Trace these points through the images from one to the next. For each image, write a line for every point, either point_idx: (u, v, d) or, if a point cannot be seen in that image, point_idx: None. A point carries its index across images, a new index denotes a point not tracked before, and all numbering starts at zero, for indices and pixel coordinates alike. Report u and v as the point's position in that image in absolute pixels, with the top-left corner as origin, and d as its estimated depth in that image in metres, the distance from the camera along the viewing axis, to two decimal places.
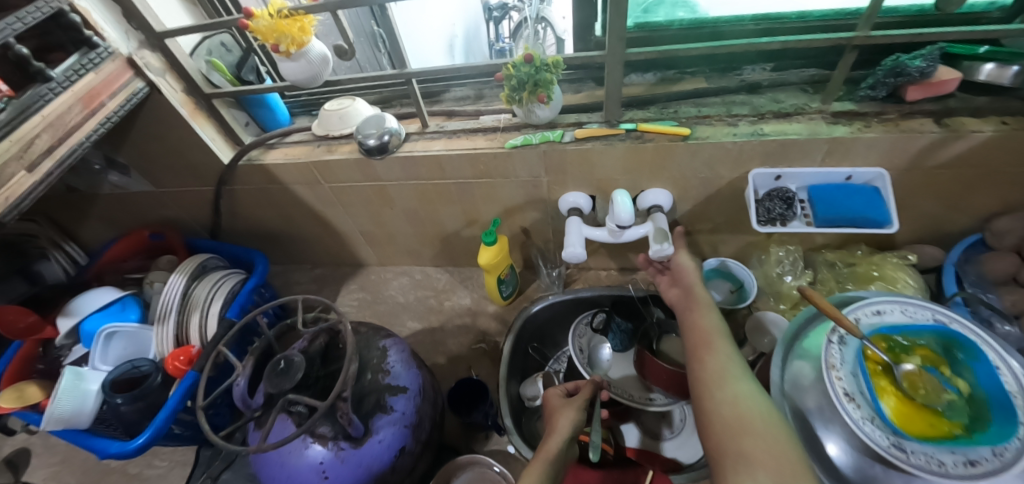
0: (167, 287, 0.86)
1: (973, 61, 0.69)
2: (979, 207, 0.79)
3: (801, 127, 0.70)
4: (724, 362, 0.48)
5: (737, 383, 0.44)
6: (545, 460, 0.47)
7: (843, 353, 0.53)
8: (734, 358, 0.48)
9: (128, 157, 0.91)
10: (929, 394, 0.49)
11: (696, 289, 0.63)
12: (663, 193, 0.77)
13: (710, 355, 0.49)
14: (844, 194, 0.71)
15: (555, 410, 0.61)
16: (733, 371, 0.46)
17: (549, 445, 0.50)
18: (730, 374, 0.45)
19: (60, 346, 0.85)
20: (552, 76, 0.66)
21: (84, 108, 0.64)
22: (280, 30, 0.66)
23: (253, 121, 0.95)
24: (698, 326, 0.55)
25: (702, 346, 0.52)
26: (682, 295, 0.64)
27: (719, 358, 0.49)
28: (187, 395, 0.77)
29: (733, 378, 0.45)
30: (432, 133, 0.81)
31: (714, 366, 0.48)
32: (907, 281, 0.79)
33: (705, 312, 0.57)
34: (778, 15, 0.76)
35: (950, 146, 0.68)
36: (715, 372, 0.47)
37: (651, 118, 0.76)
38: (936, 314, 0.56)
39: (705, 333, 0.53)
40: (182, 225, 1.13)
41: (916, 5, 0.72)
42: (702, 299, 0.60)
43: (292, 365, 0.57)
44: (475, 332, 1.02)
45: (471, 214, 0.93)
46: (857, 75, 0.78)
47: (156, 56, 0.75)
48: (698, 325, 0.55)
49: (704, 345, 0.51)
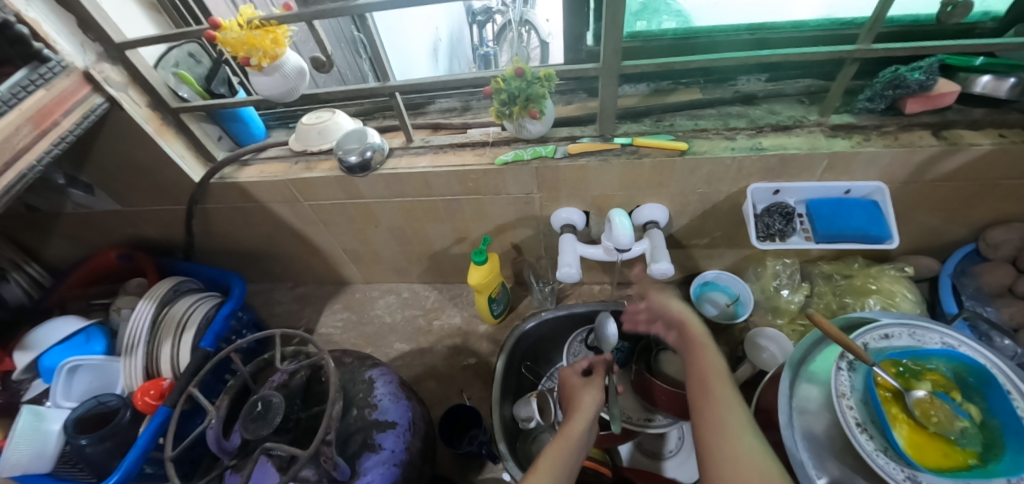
0: (134, 315, 0.81)
1: (971, 73, 0.68)
2: (975, 218, 0.78)
3: (799, 141, 0.68)
4: (729, 415, 0.45)
5: (742, 441, 0.41)
6: (568, 441, 0.51)
7: (852, 380, 0.51)
8: (739, 410, 0.45)
9: (92, 175, 0.85)
10: (941, 422, 0.46)
11: (690, 322, 0.61)
12: (659, 209, 0.76)
13: (712, 406, 0.47)
14: (843, 208, 0.69)
15: (576, 389, 0.62)
16: (740, 426, 0.43)
17: (574, 426, 0.53)
18: (734, 431, 0.43)
19: (17, 381, 0.79)
20: (544, 90, 0.63)
21: (34, 129, 0.57)
22: (252, 44, 0.61)
23: (226, 135, 0.90)
24: (699, 368, 0.53)
25: (700, 381, 0.51)
26: (676, 333, 0.62)
27: (722, 411, 0.46)
28: (160, 432, 0.71)
29: (737, 435, 0.42)
30: (417, 148, 0.78)
31: (714, 420, 0.45)
32: (905, 295, 0.78)
33: (706, 351, 0.55)
34: (773, 24, 0.74)
35: (949, 160, 0.67)
36: (718, 429, 0.44)
37: (647, 131, 0.73)
38: (944, 339, 0.55)
39: (704, 379, 0.51)
40: (153, 244, 1.07)
41: (913, 15, 0.71)
42: (698, 335, 0.58)
43: (270, 408, 0.52)
44: (466, 352, 0.98)
45: (461, 232, 0.90)
46: (855, 86, 0.77)
47: (117, 69, 0.70)
48: (699, 368, 0.53)
49: (705, 393, 0.49)
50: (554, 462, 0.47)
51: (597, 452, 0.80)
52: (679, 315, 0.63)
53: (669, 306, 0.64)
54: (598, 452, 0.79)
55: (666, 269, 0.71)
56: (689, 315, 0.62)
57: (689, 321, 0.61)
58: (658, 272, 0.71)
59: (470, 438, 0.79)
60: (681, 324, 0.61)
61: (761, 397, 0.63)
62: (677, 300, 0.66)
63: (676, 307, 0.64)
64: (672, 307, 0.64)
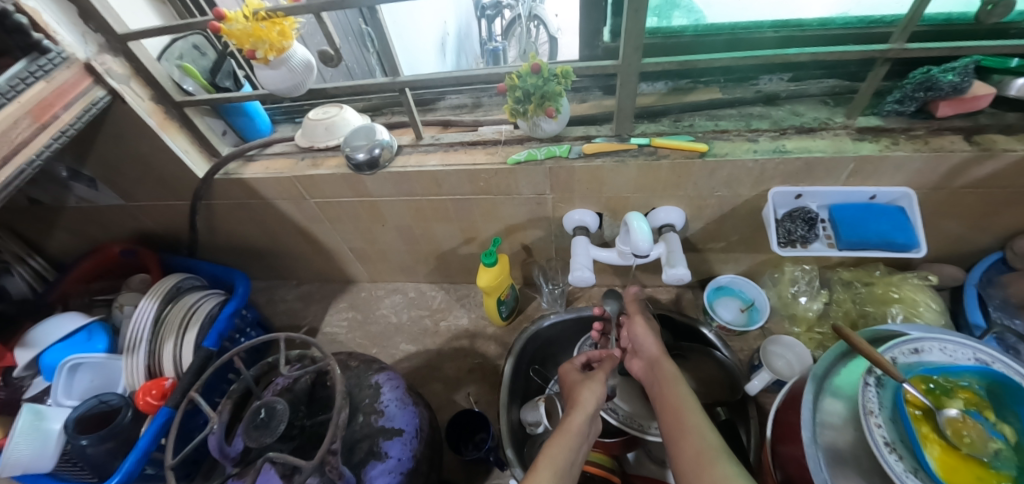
0: (136, 312, 0.79)
1: (1005, 75, 0.66)
2: (1003, 226, 0.75)
3: (825, 143, 0.65)
4: (703, 443, 0.46)
5: (718, 467, 0.42)
6: (569, 436, 0.51)
7: (881, 397, 0.47)
8: (712, 439, 0.46)
9: (94, 169, 0.83)
10: (974, 443, 0.44)
11: (663, 359, 0.64)
12: (675, 212, 0.73)
13: (686, 437, 0.48)
14: (868, 214, 0.67)
15: (576, 384, 0.61)
16: (715, 454, 0.44)
17: (574, 419, 0.54)
18: (709, 458, 0.44)
19: (18, 378, 0.78)
20: (561, 88, 0.61)
21: (33, 122, 0.56)
22: (258, 36, 0.59)
23: (231, 130, 0.88)
24: (672, 399, 0.55)
25: (674, 412, 0.52)
26: (649, 367, 0.65)
27: (696, 440, 0.47)
28: (162, 432, 0.69)
29: (712, 462, 0.43)
30: (426, 146, 0.75)
31: (691, 450, 0.46)
32: (928, 305, 0.76)
33: (677, 385, 0.56)
34: (799, 21, 0.71)
35: (981, 166, 0.64)
36: (694, 458, 0.45)
37: (665, 132, 0.71)
38: (976, 355, 0.52)
39: (677, 412, 0.52)
40: (158, 239, 1.05)
41: (944, 13, 0.69)
42: (670, 372, 0.60)
43: (274, 415, 0.51)
44: (472, 354, 0.97)
45: (470, 232, 0.88)
46: (884, 87, 0.74)
47: (119, 61, 0.68)
48: (672, 403, 0.54)
49: (679, 424, 0.50)
50: (564, 450, 0.49)
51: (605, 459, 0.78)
52: (654, 352, 0.66)
53: (647, 344, 0.67)
54: (607, 459, 0.77)
55: (683, 273, 0.68)
56: (661, 354, 0.65)
57: (662, 358, 0.64)
58: (675, 277, 0.68)
59: (476, 445, 0.79)
60: (654, 362, 0.64)
61: (778, 413, 0.60)
62: (657, 338, 0.68)
63: (650, 345, 0.67)
64: (650, 342, 0.67)
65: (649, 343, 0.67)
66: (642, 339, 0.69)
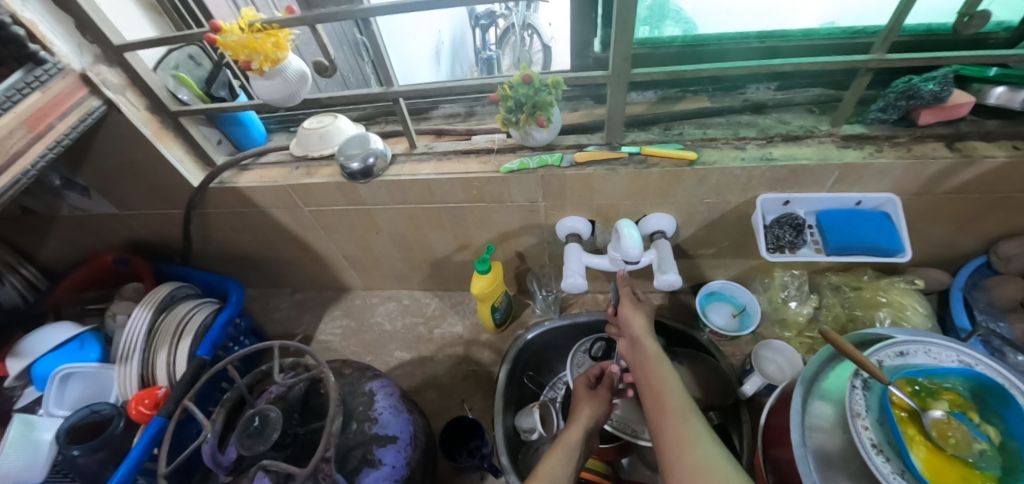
0: (130, 323, 0.79)
1: (984, 83, 0.68)
2: (987, 230, 0.77)
3: (811, 151, 0.67)
4: (685, 426, 0.46)
5: (698, 450, 0.42)
6: (568, 448, 0.53)
7: (868, 399, 0.48)
8: (694, 422, 0.47)
9: (87, 177, 0.84)
10: (959, 443, 0.44)
11: (645, 338, 0.62)
12: (666, 218, 0.74)
13: (668, 420, 0.48)
14: (854, 221, 0.68)
15: (581, 400, 0.64)
16: (695, 436, 0.44)
17: (572, 433, 0.56)
18: (689, 441, 0.44)
19: (7, 388, 0.77)
20: (552, 98, 0.62)
21: (27, 132, 0.57)
22: (253, 48, 0.60)
23: (226, 139, 0.88)
24: (653, 381, 0.54)
25: (655, 394, 0.52)
26: (631, 345, 0.63)
27: (678, 422, 0.47)
28: (154, 442, 0.68)
29: (693, 444, 0.43)
30: (420, 155, 0.76)
31: (671, 431, 0.46)
32: (915, 309, 0.77)
33: (659, 368, 0.56)
34: (783, 33, 0.73)
35: (962, 172, 0.66)
36: (674, 439, 0.45)
37: (655, 140, 0.72)
38: (960, 357, 0.53)
39: (659, 394, 0.52)
40: (152, 248, 1.05)
41: (925, 24, 0.71)
42: (652, 352, 0.60)
43: (268, 423, 0.51)
44: (467, 361, 0.97)
45: (464, 239, 0.88)
46: (868, 95, 0.76)
47: (115, 72, 0.69)
48: (655, 386, 0.54)
49: (661, 407, 0.50)
50: (557, 464, 0.49)
51: (598, 465, 0.78)
52: (636, 332, 0.64)
53: (631, 323, 0.65)
54: (600, 465, 0.77)
55: (675, 279, 0.68)
56: (645, 332, 0.63)
57: (645, 337, 0.63)
58: (666, 283, 0.68)
59: (471, 452, 0.78)
60: (636, 340, 0.62)
61: (770, 417, 0.61)
62: (644, 316, 0.66)
63: (634, 324, 0.65)
64: (636, 321, 0.65)
65: (634, 322, 0.65)
66: (627, 319, 0.66)
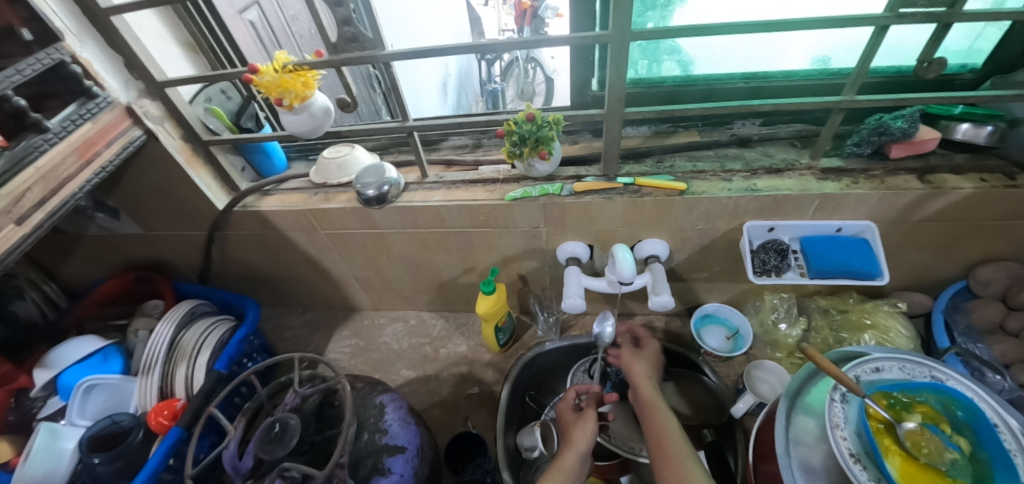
0: (153, 336, 0.83)
1: (951, 120, 0.74)
2: (963, 257, 0.82)
3: (792, 183, 0.73)
4: (685, 472, 0.50)
5: None
6: (564, 473, 0.56)
7: (847, 412, 0.52)
8: (693, 468, 0.51)
9: (118, 200, 0.90)
10: (932, 453, 0.46)
11: (643, 383, 0.67)
12: (659, 244, 0.80)
13: (668, 466, 0.52)
14: (835, 246, 0.73)
15: (570, 424, 0.67)
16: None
17: (568, 458, 0.59)
18: None
19: (33, 398, 0.80)
20: (553, 133, 0.68)
21: (78, 159, 0.63)
22: (285, 86, 0.67)
23: (250, 167, 0.94)
24: (655, 427, 0.58)
25: (658, 440, 0.56)
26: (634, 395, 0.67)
27: (678, 469, 0.51)
28: (171, 452, 0.71)
29: None
30: (431, 183, 0.82)
31: (673, 479, 0.50)
32: (899, 331, 0.80)
33: (660, 413, 0.60)
34: (766, 74, 0.80)
35: (933, 202, 0.71)
36: None
37: (648, 172, 0.78)
38: (932, 373, 0.57)
39: (661, 439, 0.56)
40: (171, 267, 1.10)
41: (895, 67, 0.78)
42: (650, 397, 0.64)
43: (287, 429, 0.56)
44: (471, 381, 1.00)
45: (470, 262, 0.93)
46: (844, 131, 0.83)
47: (156, 105, 0.76)
48: (655, 430, 0.58)
49: (662, 454, 0.54)
50: None
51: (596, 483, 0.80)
52: (638, 375, 0.70)
53: (629, 369, 0.71)
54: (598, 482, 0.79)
55: (668, 300, 0.72)
56: (644, 377, 0.69)
57: (644, 382, 0.67)
58: (660, 304, 0.73)
59: (474, 467, 0.79)
60: (635, 385, 0.67)
61: (760, 430, 0.64)
62: (642, 363, 0.72)
63: (636, 367, 0.71)
64: (634, 369, 0.71)
65: (635, 366, 0.71)
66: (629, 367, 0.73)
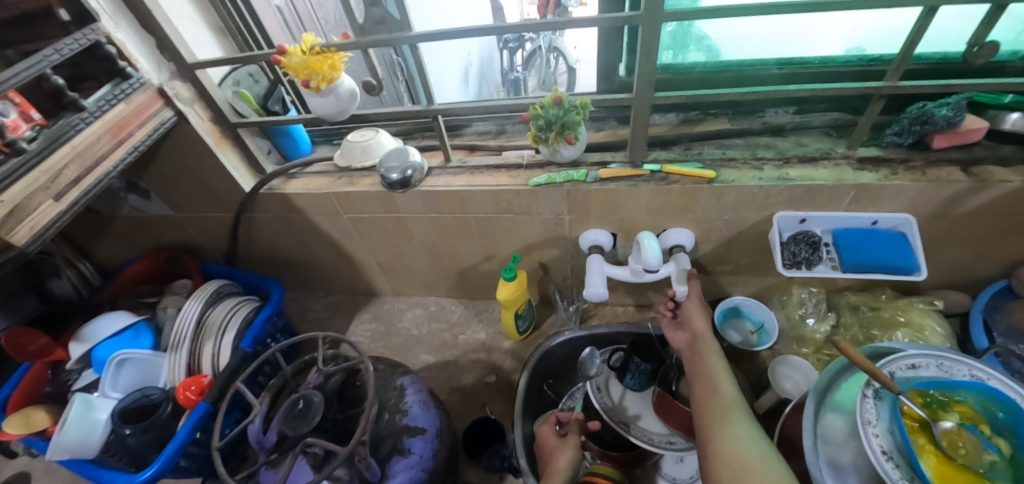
0: (182, 313, 0.85)
1: (1000, 110, 0.70)
2: (1006, 254, 0.78)
3: (826, 173, 0.70)
4: (728, 404, 0.53)
5: (736, 422, 0.49)
6: None
7: (879, 409, 0.49)
8: (738, 402, 0.53)
9: (150, 182, 0.92)
10: (970, 454, 0.44)
11: (705, 335, 0.69)
12: (685, 233, 0.78)
13: (712, 398, 0.55)
14: (870, 240, 0.70)
15: (553, 450, 0.67)
16: (736, 413, 0.51)
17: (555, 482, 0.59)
18: (728, 415, 0.51)
19: (69, 370, 0.85)
20: (579, 118, 0.67)
21: (112, 138, 0.64)
22: (312, 68, 0.67)
23: (275, 150, 0.96)
24: (707, 368, 0.62)
25: (707, 378, 0.59)
26: (693, 343, 0.70)
27: (722, 400, 0.54)
28: (198, 427, 0.74)
29: (731, 417, 0.50)
30: (454, 168, 0.82)
31: (715, 408, 0.53)
32: (934, 329, 0.78)
33: (712, 358, 0.63)
34: (802, 60, 0.77)
35: (976, 196, 0.68)
36: (715, 414, 0.52)
37: (676, 159, 0.76)
38: (972, 371, 0.54)
39: (710, 378, 0.59)
40: (199, 248, 1.13)
41: (942, 53, 0.74)
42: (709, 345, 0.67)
43: (311, 407, 0.57)
44: (489, 368, 1.00)
45: (491, 250, 0.93)
46: (883, 120, 0.79)
47: (186, 86, 0.77)
48: (707, 371, 0.61)
49: (710, 389, 0.57)
50: None
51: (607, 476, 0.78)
52: (697, 330, 0.71)
53: (692, 321, 0.73)
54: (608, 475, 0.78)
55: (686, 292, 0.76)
56: (705, 332, 0.70)
57: (704, 334, 0.69)
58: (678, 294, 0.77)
59: (492, 453, 0.80)
60: (696, 337, 0.70)
61: (786, 425, 0.63)
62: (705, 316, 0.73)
63: (695, 322, 0.72)
64: (698, 321, 0.72)
65: (697, 320, 0.72)
66: (691, 317, 0.74)
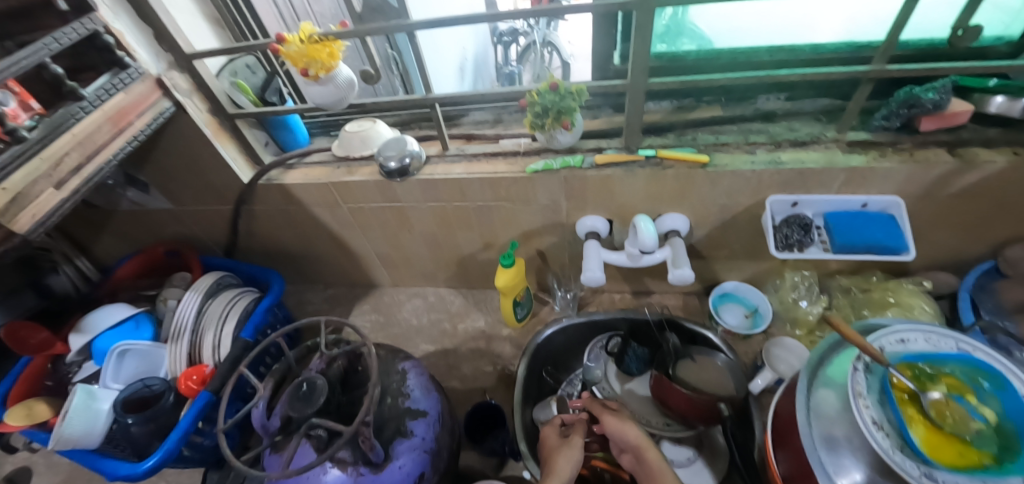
0: (181, 305, 0.85)
1: (984, 93, 0.72)
2: (993, 235, 0.80)
3: (817, 156, 0.72)
4: None
5: None
6: None
7: (869, 381, 0.51)
8: None
9: (149, 175, 0.92)
10: (957, 423, 0.45)
11: (645, 445, 0.57)
12: (680, 218, 0.79)
13: None
14: (859, 221, 0.72)
15: (554, 450, 0.63)
16: None
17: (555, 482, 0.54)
18: None
19: (70, 362, 0.85)
20: (575, 104, 0.68)
21: (112, 127, 0.64)
22: (312, 56, 0.68)
23: (273, 142, 0.96)
24: None
25: None
26: (636, 459, 0.57)
27: None
28: (200, 416, 0.75)
29: None
30: (452, 156, 0.83)
31: None
32: (923, 308, 0.80)
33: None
34: (793, 46, 0.78)
35: (963, 177, 0.69)
36: None
37: (670, 144, 0.78)
38: (959, 344, 0.55)
39: None
40: (198, 242, 1.13)
41: (928, 39, 0.75)
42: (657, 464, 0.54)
43: (315, 389, 0.57)
44: (489, 356, 1.01)
45: (489, 238, 0.94)
46: (872, 105, 0.81)
47: (184, 77, 0.77)
48: None
49: None
50: None
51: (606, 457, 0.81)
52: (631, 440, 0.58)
53: (621, 431, 0.60)
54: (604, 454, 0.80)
55: (687, 273, 0.73)
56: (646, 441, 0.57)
57: (644, 442, 0.57)
58: (680, 277, 0.73)
59: (493, 438, 0.83)
60: (638, 453, 0.57)
61: (779, 403, 0.64)
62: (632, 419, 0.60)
63: (624, 433, 0.59)
64: (626, 429, 0.59)
65: (626, 431, 0.59)
66: (616, 429, 0.61)
